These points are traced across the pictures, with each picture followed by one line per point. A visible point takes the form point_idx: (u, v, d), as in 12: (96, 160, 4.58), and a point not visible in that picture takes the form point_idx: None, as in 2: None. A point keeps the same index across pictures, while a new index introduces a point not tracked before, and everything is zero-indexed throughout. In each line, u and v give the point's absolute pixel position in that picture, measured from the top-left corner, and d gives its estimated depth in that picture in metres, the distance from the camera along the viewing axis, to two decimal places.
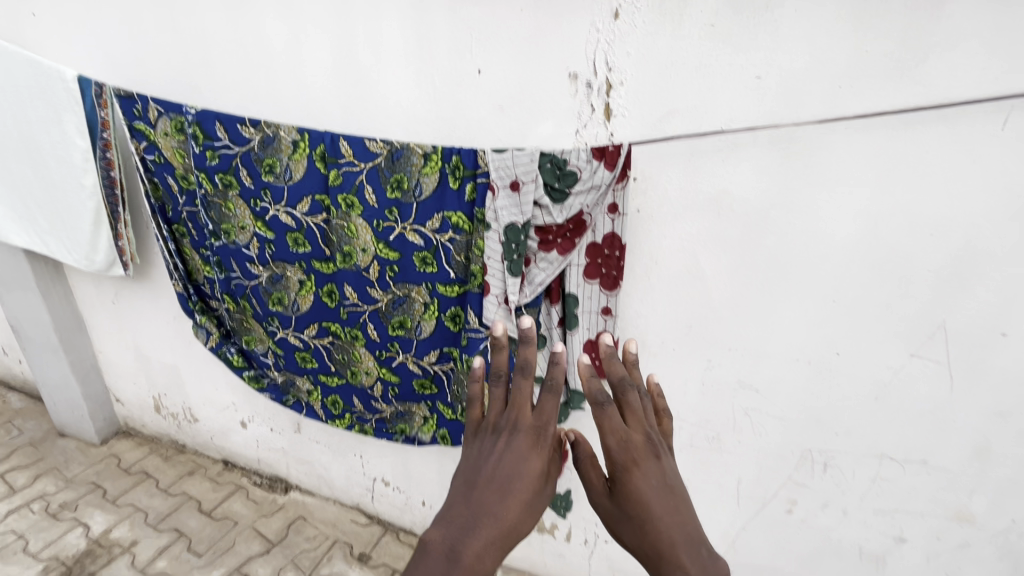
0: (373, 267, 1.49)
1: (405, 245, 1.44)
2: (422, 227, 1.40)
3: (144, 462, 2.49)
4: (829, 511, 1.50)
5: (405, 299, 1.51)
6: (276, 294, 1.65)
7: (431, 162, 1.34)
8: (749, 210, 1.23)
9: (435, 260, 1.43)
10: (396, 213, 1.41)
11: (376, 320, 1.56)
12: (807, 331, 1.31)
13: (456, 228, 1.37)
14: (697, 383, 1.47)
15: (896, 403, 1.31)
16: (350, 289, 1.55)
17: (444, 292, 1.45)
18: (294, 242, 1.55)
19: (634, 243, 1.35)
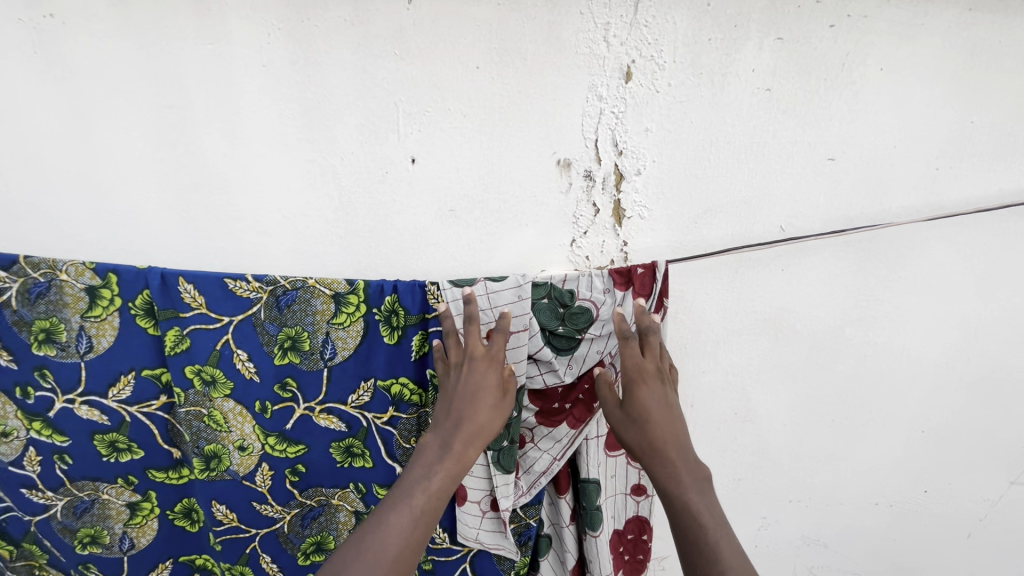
0: (260, 471, 0.90)
1: (313, 434, 0.87)
2: (339, 405, 0.85)
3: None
4: None
5: (322, 510, 0.94)
6: (88, 528, 0.99)
7: (347, 306, 0.80)
8: (818, 331, 0.90)
9: (369, 450, 0.88)
10: (293, 387, 0.84)
11: (273, 548, 0.98)
12: (888, 469, 1.00)
13: (398, 401, 0.85)
14: (750, 547, 1.09)
15: (993, 539, 1.05)
16: (225, 506, 0.94)
17: (386, 493, 0.91)
18: (108, 448, 0.92)
19: None
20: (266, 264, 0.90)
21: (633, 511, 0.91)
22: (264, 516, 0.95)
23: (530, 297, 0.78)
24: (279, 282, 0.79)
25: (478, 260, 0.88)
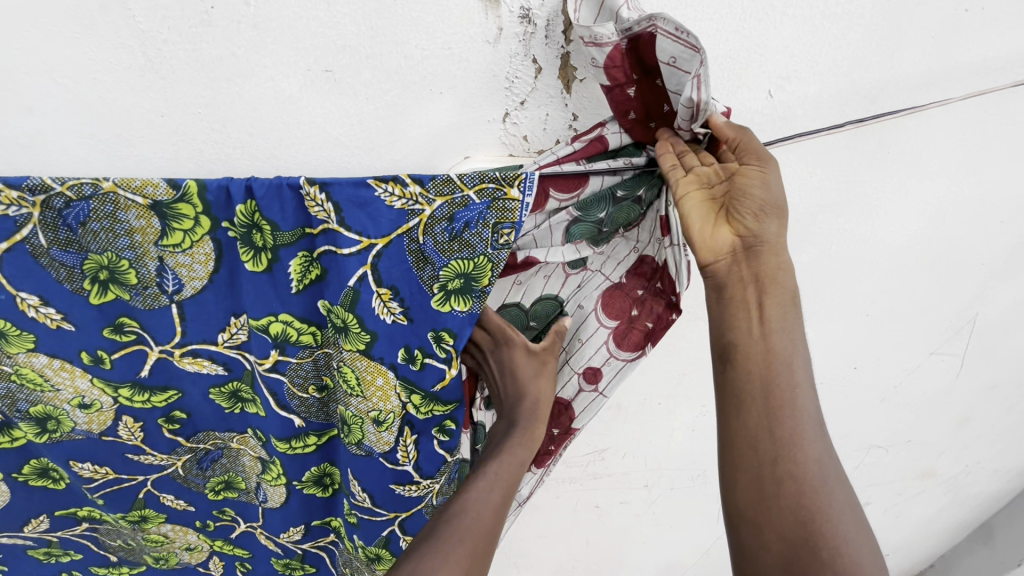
0: (122, 426, 0.69)
1: (181, 378, 0.66)
2: (206, 345, 0.64)
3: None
4: None
5: (222, 451, 0.75)
6: None
7: (178, 221, 0.56)
8: (790, 219, 0.78)
9: (259, 397, 0.69)
10: (134, 328, 0.61)
11: (173, 488, 0.78)
12: (828, 352, 0.99)
13: (283, 343, 0.64)
14: (686, 430, 1.10)
15: (901, 400, 1.13)
16: (90, 464, 0.73)
17: (287, 450, 0.75)
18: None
19: None
20: (39, 157, 0.59)
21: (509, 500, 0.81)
22: (143, 464, 0.74)
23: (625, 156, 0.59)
24: (52, 186, 0.52)
25: (376, 144, 0.63)
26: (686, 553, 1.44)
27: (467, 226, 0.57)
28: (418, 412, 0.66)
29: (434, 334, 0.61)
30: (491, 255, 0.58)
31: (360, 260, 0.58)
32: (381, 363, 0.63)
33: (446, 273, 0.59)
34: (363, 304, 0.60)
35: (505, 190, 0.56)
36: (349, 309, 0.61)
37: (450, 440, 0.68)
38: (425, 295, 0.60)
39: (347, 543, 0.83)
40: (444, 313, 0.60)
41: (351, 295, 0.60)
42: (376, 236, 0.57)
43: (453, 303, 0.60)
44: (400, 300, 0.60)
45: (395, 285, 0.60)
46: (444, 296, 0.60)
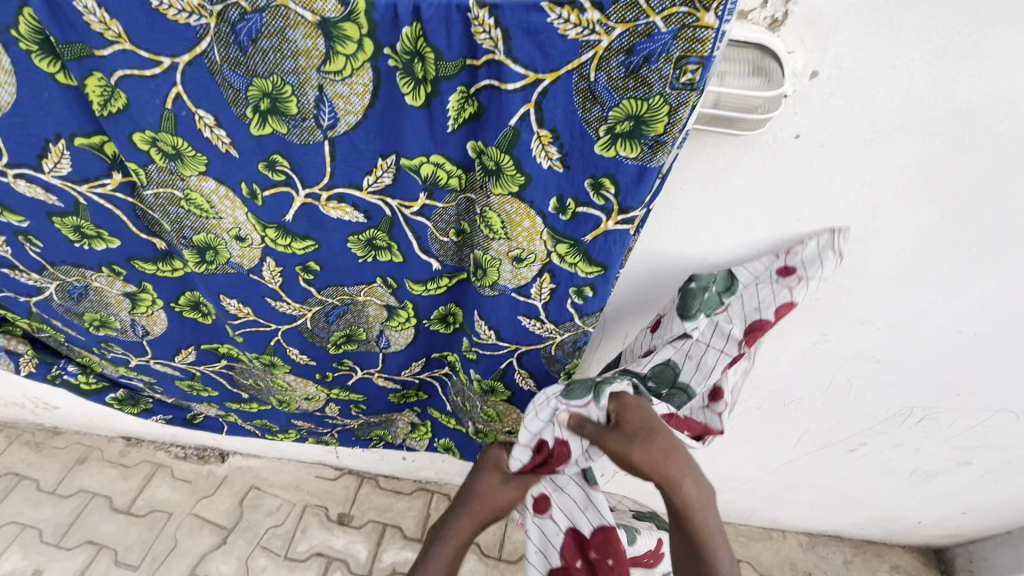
0: (267, 267, 0.77)
1: (323, 225, 0.70)
2: (351, 191, 0.65)
3: (4, 460, 1.86)
4: (899, 449, 1.30)
5: (348, 307, 0.83)
6: (92, 313, 0.93)
7: (342, 43, 0.52)
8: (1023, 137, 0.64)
9: (396, 243, 0.72)
10: (285, 167, 0.64)
11: (299, 341, 0.90)
12: (997, 301, 0.87)
13: (431, 187, 0.65)
14: (795, 356, 1.04)
15: None
16: (236, 301, 0.84)
17: (422, 292, 0.79)
18: (75, 234, 0.78)
19: (774, 189, 0.73)
20: None
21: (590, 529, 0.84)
22: (280, 312, 0.85)
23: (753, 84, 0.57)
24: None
25: None
26: (750, 467, 1.47)
27: (648, 61, 0.50)
28: (563, 262, 0.67)
29: (593, 181, 0.59)
30: (668, 100, 0.52)
31: (524, 98, 0.54)
32: (530, 207, 0.63)
33: (615, 116, 0.54)
34: (523, 146, 0.58)
35: (699, 15, 0.47)
36: (505, 151, 0.59)
37: (585, 302, 0.72)
38: (589, 140, 0.56)
39: (463, 376, 0.92)
40: (607, 159, 0.57)
41: (510, 137, 0.57)
42: (545, 71, 0.52)
43: (618, 148, 0.56)
44: (559, 145, 0.57)
45: (556, 130, 0.56)
46: (610, 140, 0.56)
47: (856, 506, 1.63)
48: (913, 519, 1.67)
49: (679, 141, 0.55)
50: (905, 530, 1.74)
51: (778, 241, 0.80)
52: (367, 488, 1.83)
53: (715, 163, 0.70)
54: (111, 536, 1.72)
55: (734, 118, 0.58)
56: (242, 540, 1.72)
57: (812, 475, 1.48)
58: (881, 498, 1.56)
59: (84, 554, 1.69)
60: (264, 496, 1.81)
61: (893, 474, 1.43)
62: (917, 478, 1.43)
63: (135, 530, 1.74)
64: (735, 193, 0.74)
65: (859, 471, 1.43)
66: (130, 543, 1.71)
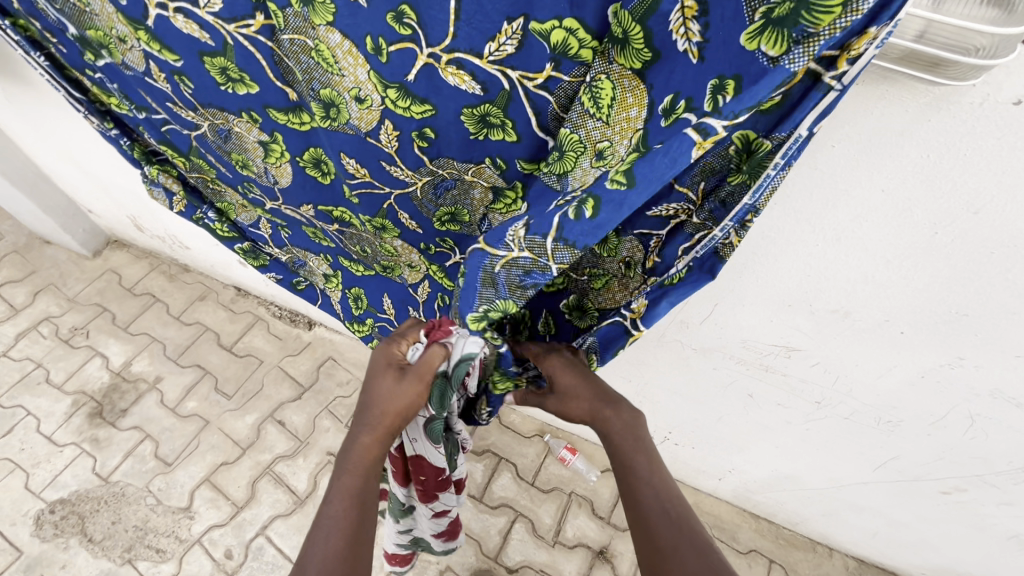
0: (384, 130, 0.77)
1: (441, 92, 0.68)
2: (472, 57, 0.62)
3: (147, 282, 2.21)
4: (1006, 508, 1.12)
5: (455, 184, 0.82)
6: (234, 155, 1.01)
7: None
8: None
9: (512, 121, 0.67)
10: (412, 21, 0.62)
11: (409, 208, 0.92)
12: None
13: (559, 56, 0.57)
14: (912, 374, 0.90)
15: None
16: (354, 161, 0.87)
17: (533, 173, 0.73)
18: (222, 75, 0.82)
19: (959, 169, 0.58)
20: None
21: (412, 452, 0.99)
22: (396, 179, 0.86)
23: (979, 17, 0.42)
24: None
25: None
26: (815, 477, 1.35)
27: None
28: (612, 174, 0.57)
29: (718, 83, 0.48)
30: None
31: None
32: (648, 91, 0.54)
33: None
34: (661, 16, 0.49)
35: None
36: (640, 20, 0.51)
37: (575, 224, 0.58)
38: (739, 23, 0.46)
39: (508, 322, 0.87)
40: (747, 56, 0.46)
41: (649, 3, 0.49)
42: None
43: (762, 42, 0.45)
44: (704, 25, 0.47)
45: (708, 3, 0.47)
46: (761, 28, 0.44)
47: (927, 551, 1.46)
48: None
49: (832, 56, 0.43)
50: None
51: (940, 233, 0.66)
52: None
53: (891, 122, 0.57)
54: (215, 366, 2.01)
55: (940, 58, 0.46)
56: (313, 401, 1.93)
57: (886, 504, 1.34)
58: (961, 552, 1.39)
59: (193, 374, 2.00)
60: (338, 368, 1.99)
61: (986, 532, 1.25)
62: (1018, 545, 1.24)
63: (233, 366, 2.01)
64: (903, 164, 0.60)
65: (944, 517, 1.27)
66: (228, 376, 1.99)
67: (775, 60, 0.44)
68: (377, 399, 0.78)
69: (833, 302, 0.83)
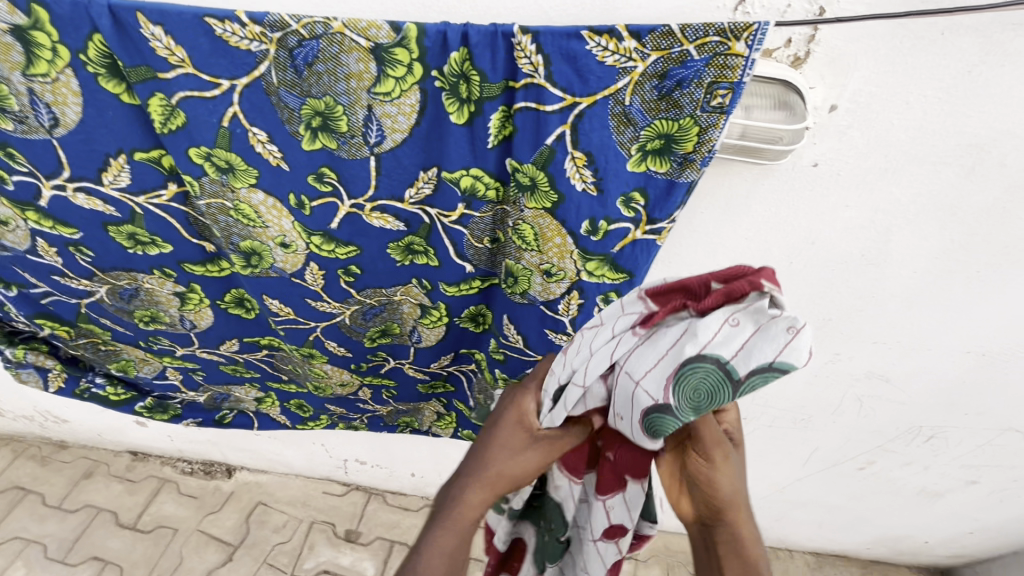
0: (310, 271, 0.80)
1: (366, 234, 0.74)
2: (393, 201, 0.69)
3: (11, 473, 1.86)
4: (908, 467, 1.32)
5: (384, 307, 0.87)
6: (140, 311, 0.95)
7: (393, 66, 0.57)
8: None
9: (433, 248, 0.76)
10: (333, 180, 0.67)
11: (337, 336, 0.94)
12: (1005, 324, 0.89)
13: (469, 198, 0.68)
14: (808, 375, 1.06)
15: None
16: (278, 301, 0.87)
17: (455, 293, 0.82)
18: (129, 241, 0.81)
19: (792, 214, 0.76)
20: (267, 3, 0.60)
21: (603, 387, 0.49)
22: (322, 311, 0.88)
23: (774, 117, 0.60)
24: (289, 24, 0.55)
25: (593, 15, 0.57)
26: (761, 486, 1.48)
27: (680, 85, 0.55)
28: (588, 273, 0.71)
29: (625, 198, 0.64)
30: (698, 122, 0.56)
31: (561, 119, 0.59)
32: (563, 225, 0.67)
33: (647, 134, 0.59)
34: (558, 164, 0.62)
35: (730, 43, 0.52)
36: (541, 168, 0.63)
37: None
38: (621, 160, 0.61)
39: (489, 375, 0.96)
40: (638, 175, 0.62)
41: (545, 156, 0.62)
42: (582, 95, 0.57)
43: (649, 164, 0.61)
44: (593, 168, 0.62)
45: (591, 153, 0.61)
46: (641, 157, 0.61)
47: (865, 525, 1.63)
48: (922, 539, 1.67)
49: (709, 159, 0.59)
50: (913, 550, 1.74)
51: (794, 263, 0.83)
52: (374, 504, 1.82)
53: (737, 190, 0.73)
54: (117, 552, 1.71)
55: (757, 148, 0.61)
56: (248, 558, 1.71)
57: (821, 493, 1.49)
58: (890, 518, 1.57)
59: (89, 570, 1.68)
60: (271, 511, 1.80)
61: (901, 493, 1.44)
62: (927, 496, 1.44)
63: (140, 546, 1.73)
64: (754, 219, 0.77)
65: (867, 490, 1.45)
66: (136, 560, 1.70)
67: (667, 174, 0.61)
68: (490, 447, 0.51)
69: None
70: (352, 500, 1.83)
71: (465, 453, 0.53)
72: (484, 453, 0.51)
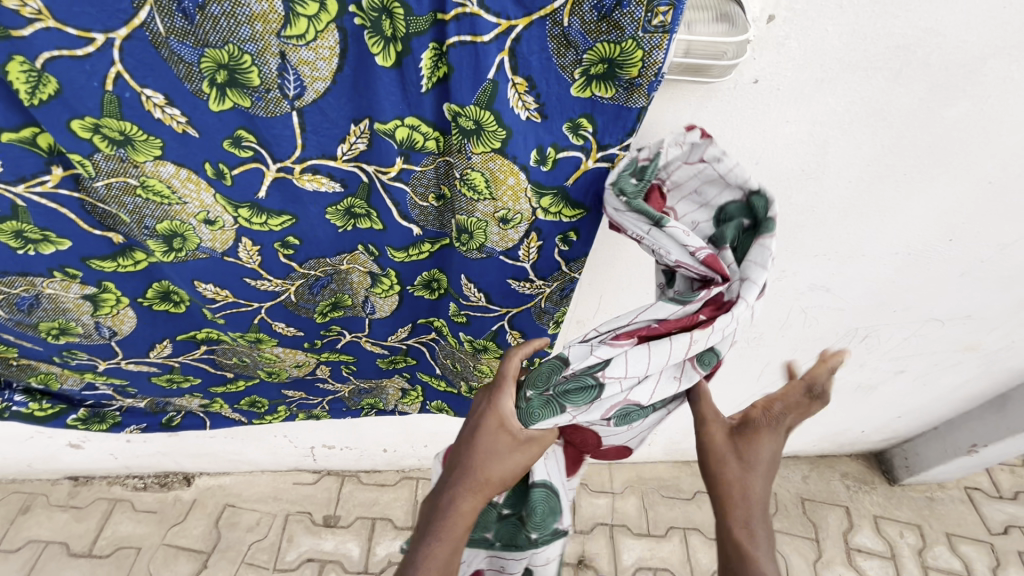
0: (243, 248, 0.73)
1: (300, 200, 0.68)
2: (326, 161, 0.63)
3: None
4: (846, 367, 1.43)
5: (332, 277, 0.81)
6: (46, 323, 0.84)
7: (303, 3, 0.50)
8: (952, 62, 0.70)
9: (376, 210, 0.71)
10: (253, 143, 0.60)
11: (284, 315, 0.87)
12: (929, 221, 0.96)
13: (408, 150, 0.63)
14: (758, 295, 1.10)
15: (980, 275, 1.12)
16: (213, 285, 0.79)
17: (404, 259, 0.79)
18: (17, 239, 0.69)
19: (736, 135, 0.75)
20: None
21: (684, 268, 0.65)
22: (262, 291, 0.81)
23: (721, 29, 0.58)
24: None
25: None
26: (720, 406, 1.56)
27: (620, 4, 0.51)
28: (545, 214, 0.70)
29: (571, 124, 0.61)
30: (641, 43, 0.53)
31: (498, 47, 0.54)
32: (513, 163, 0.63)
33: (589, 59, 0.55)
34: (501, 98, 0.57)
35: None
36: (486, 107, 0.58)
37: (570, 248, 0.74)
38: (564, 84, 0.58)
39: (452, 339, 0.94)
40: (583, 101, 0.59)
41: (489, 93, 0.57)
42: (517, 15, 0.52)
43: (593, 90, 0.58)
44: (536, 94, 0.58)
45: (531, 77, 0.57)
46: (585, 82, 0.57)
47: (811, 425, 1.78)
48: (859, 429, 1.85)
49: (655, 85, 0.57)
50: (851, 441, 1.93)
51: None
52: (349, 486, 1.79)
53: (682, 115, 0.72)
54: None
55: (700, 65, 0.60)
56: (224, 561, 1.64)
57: None
58: (832, 415, 1.72)
59: None
60: (241, 512, 1.73)
61: (841, 391, 1.57)
62: (862, 390, 1.58)
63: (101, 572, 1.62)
64: None
65: None
66: None
67: (614, 101, 0.59)
68: (484, 462, 0.64)
69: None
70: (325, 486, 1.79)
71: (457, 462, 0.65)
72: (474, 469, 0.64)
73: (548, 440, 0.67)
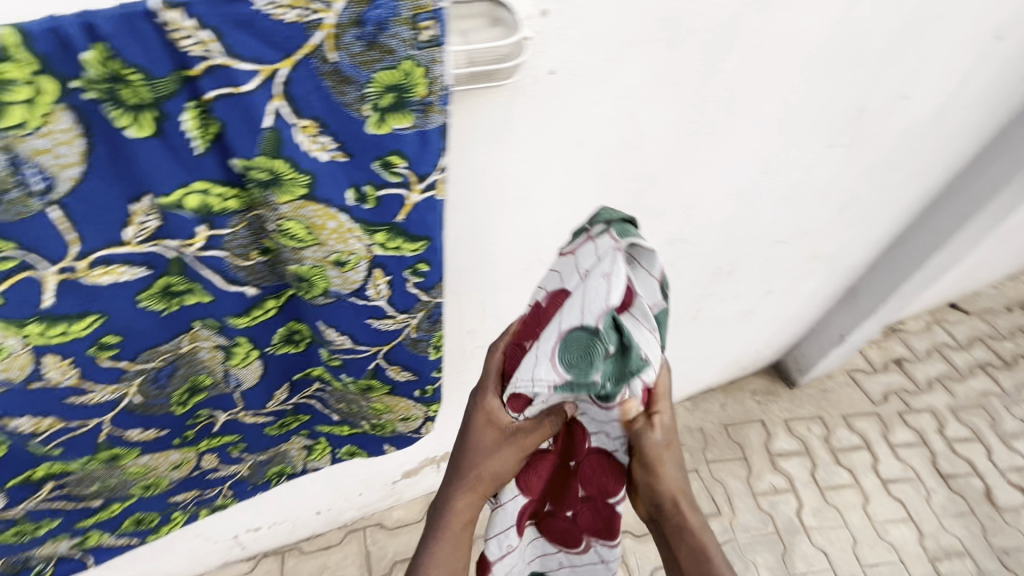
0: (50, 366, 0.63)
1: (99, 296, 0.59)
2: (114, 248, 0.56)
3: None
4: (724, 301, 1.56)
5: (175, 362, 0.73)
6: None
7: (10, 90, 0.43)
8: (714, 22, 0.77)
9: (197, 283, 0.64)
10: (12, 252, 0.52)
11: (134, 420, 0.77)
12: (745, 161, 1.06)
13: (208, 217, 0.58)
14: None
15: (800, 195, 1.26)
16: (28, 417, 0.68)
17: (250, 323, 0.73)
18: None
19: (552, 124, 0.78)
20: None
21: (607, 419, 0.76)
22: (96, 403, 0.71)
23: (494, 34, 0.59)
24: None
25: None
26: None
27: (381, 27, 0.50)
28: (384, 249, 0.67)
29: (381, 162, 0.59)
30: (417, 61, 0.53)
31: (267, 93, 0.51)
32: (329, 206, 0.61)
33: (374, 91, 0.54)
34: (289, 143, 0.54)
35: None
36: (275, 154, 0.55)
37: (424, 278, 0.73)
38: (357, 122, 0.55)
39: (338, 384, 0.89)
40: (385, 136, 0.57)
41: (272, 139, 0.54)
42: (277, 59, 0.49)
43: (391, 123, 0.56)
44: (330, 134, 0.56)
45: (318, 117, 0.54)
46: (380, 117, 0.56)
47: (713, 359, 1.94)
48: (753, 350, 2.04)
49: (446, 97, 0.57)
50: (750, 361, 2.13)
51: (573, 168, 0.86)
52: (291, 560, 1.66)
53: (494, 116, 0.72)
54: None
55: (492, 69, 0.60)
56: None
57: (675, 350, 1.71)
58: (727, 345, 1.88)
59: None
60: None
61: (728, 323, 1.72)
62: (744, 317, 1.74)
63: None
64: (522, 140, 0.77)
65: (704, 332, 1.70)
66: None
67: (415, 127, 0.58)
68: (468, 462, 0.73)
69: (553, 247, 1.00)
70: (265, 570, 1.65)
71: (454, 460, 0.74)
72: (465, 466, 0.73)
73: (533, 431, 0.72)
